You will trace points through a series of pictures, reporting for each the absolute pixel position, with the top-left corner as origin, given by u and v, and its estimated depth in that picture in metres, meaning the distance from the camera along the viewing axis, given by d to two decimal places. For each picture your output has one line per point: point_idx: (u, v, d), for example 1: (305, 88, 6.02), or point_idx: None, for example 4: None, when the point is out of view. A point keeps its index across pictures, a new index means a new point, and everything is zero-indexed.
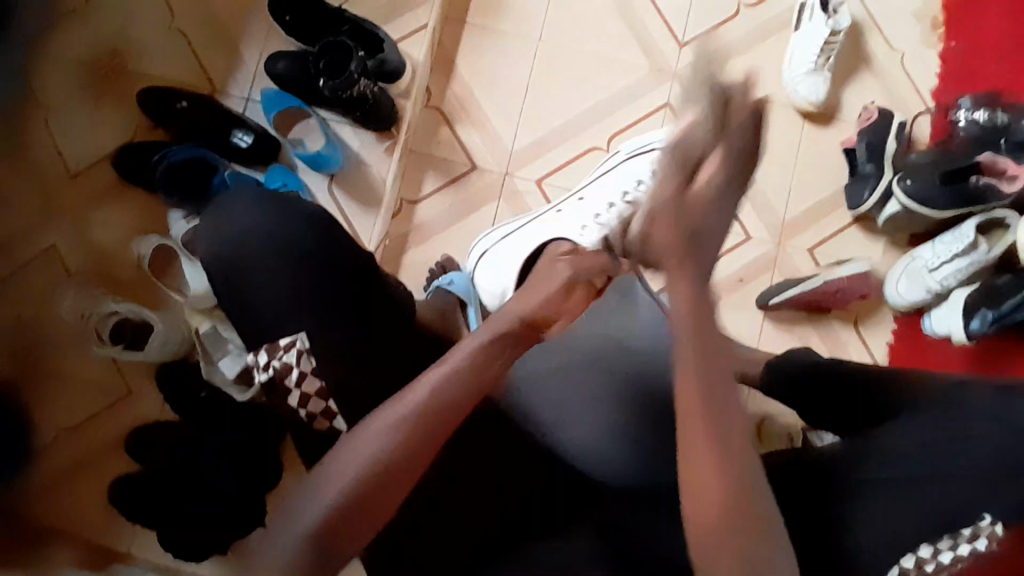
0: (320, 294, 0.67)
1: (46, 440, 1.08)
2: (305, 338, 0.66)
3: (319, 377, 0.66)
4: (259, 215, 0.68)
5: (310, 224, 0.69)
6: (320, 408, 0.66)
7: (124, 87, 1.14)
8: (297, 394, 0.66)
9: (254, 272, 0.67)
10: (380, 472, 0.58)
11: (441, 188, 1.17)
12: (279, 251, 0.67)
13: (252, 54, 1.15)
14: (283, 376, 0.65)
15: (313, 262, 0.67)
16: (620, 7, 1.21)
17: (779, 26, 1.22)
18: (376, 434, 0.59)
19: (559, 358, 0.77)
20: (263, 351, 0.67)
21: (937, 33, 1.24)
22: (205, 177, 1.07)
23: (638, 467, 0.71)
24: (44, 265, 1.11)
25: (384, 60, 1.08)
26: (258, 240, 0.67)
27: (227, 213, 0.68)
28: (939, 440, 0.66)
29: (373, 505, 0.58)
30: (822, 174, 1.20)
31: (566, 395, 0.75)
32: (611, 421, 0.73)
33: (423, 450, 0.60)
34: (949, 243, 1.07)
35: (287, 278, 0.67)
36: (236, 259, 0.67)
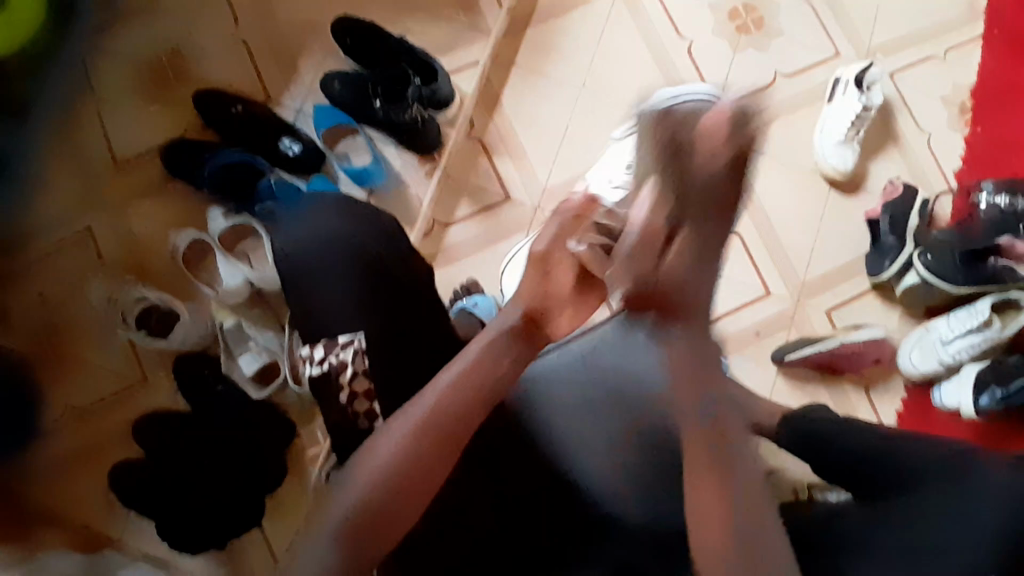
0: (375, 297, 0.69)
1: (54, 415, 1.09)
2: (362, 337, 0.68)
3: (370, 378, 0.68)
4: (335, 217, 0.72)
5: (378, 230, 0.72)
6: (365, 407, 0.68)
7: (182, 86, 1.19)
8: (347, 391, 0.68)
9: (318, 268, 0.70)
10: (398, 479, 0.58)
11: (474, 215, 1.20)
12: (337, 255, 0.70)
13: (309, 70, 1.21)
14: (339, 373, 0.67)
15: (375, 265, 0.70)
16: (662, 63, 1.27)
17: (812, 97, 1.28)
18: (393, 440, 0.60)
19: (575, 385, 0.77)
20: (319, 345, 0.68)
21: (964, 117, 1.29)
22: (250, 180, 1.10)
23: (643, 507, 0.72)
24: (79, 247, 1.14)
25: (436, 90, 1.13)
26: (319, 241, 0.71)
27: (298, 214, 0.73)
28: (940, 507, 0.65)
29: (390, 516, 0.58)
30: (844, 240, 1.23)
31: (582, 422, 0.75)
32: (624, 454, 0.73)
33: (440, 458, 0.60)
34: (964, 318, 1.09)
35: (342, 280, 0.69)
36: (303, 253, 0.71)
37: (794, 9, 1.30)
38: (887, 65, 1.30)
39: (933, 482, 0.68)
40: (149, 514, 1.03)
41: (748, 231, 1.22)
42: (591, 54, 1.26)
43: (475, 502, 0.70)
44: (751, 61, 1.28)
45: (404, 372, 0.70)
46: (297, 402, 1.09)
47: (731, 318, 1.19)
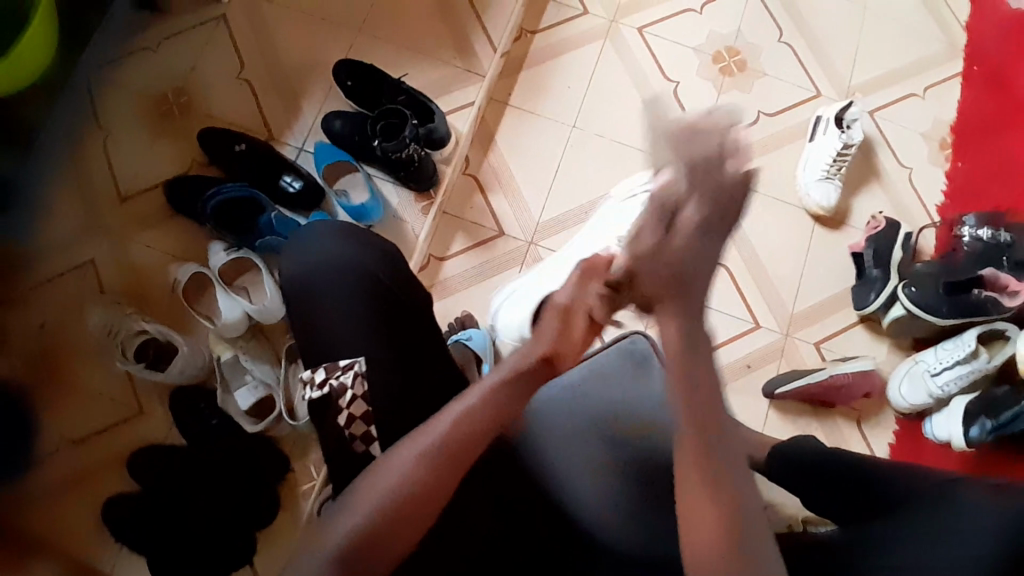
0: (374, 324, 0.71)
1: (47, 447, 1.09)
2: (363, 362, 0.70)
3: (368, 402, 0.69)
4: (342, 245, 0.74)
5: (384, 259, 0.75)
6: (362, 431, 0.68)
7: (187, 125, 1.23)
8: (345, 414, 0.68)
9: (316, 301, 0.72)
10: (404, 504, 0.58)
11: (468, 249, 1.23)
12: (337, 290, 0.72)
13: (311, 110, 1.25)
14: (339, 395, 0.68)
15: (378, 293, 0.72)
16: (651, 103, 1.32)
17: (796, 135, 1.33)
18: (402, 464, 0.60)
19: (565, 417, 0.77)
20: (320, 369, 0.70)
21: (945, 153, 1.34)
22: (251, 215, 1.14)
23: (637, 538, 0.72)
24: (81, 280, 1.16)
25: (433, 128, 1.17)
26: (319, 274, 0.73)
27: (298, 246, 0.75)
28: (922, 529, 0.65)
29: (393, 535, 0.58)
30: (831, 273, 1.26)
31: (578, 455, 0.76)
32: (620, 485, 0.74)
33: (443, 489, 0.60)
34: (951, 349, 1.11)
35: (338, 312, 0.72)
36: (301, 287, 0.73)
37: (776, 53, 1.36)
38: (867, 103, 1.35)
39: (919, 505, 0.68)
40: (140, 548, 1.02)
41: (735, 263, 1.25)
42: (583, 94, 1.32)
43: (464, 532, 0.70)
44: (736, 100, 1.34)
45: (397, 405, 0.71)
46: (292, 434, 1.10)
47: (721, 349, 1.21)
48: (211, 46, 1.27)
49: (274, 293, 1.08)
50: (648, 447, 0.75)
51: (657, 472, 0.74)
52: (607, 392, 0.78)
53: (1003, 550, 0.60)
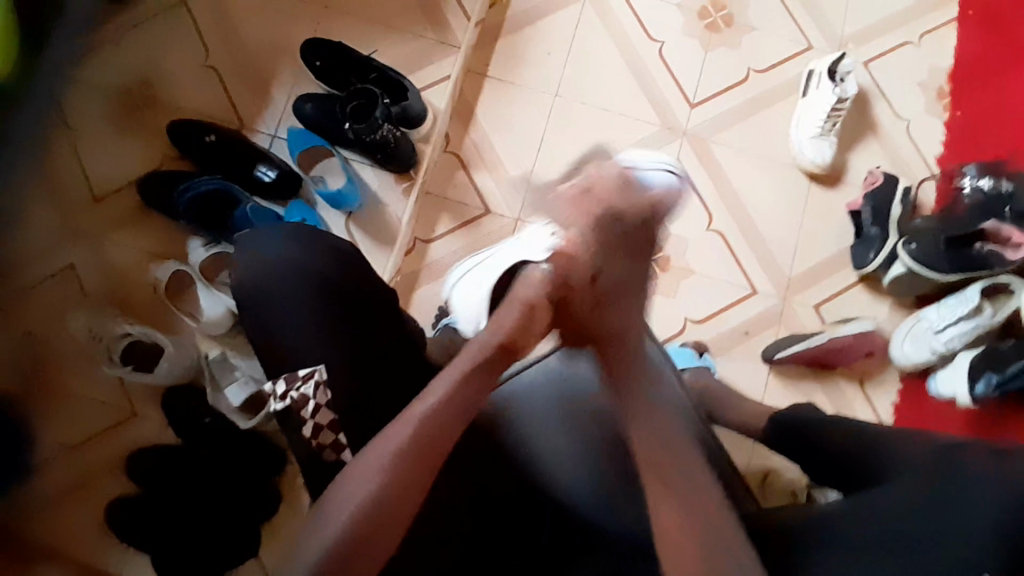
0: (339, 325, 0.69)
1: (43, 455, 1.08)
2: (324, 370, 0.68)
3: (333, 411, 0.68)
4: (293, 243, 0.71)
5: (332, 253, 0.71)
6: (330, 440, 0.68)
7: (154, 118, 1.19)
8: (311, 424, 0.68)
9: (283, 298, 0.69)
10: (384, 504, 0.56)
11: (454, 229, 1.20)
12: (308, 283, 0.69)
13: (281, 95, 1.21)
14: (300, 407, 0.67)
15: (334, 292, 0.69)
16: (636, 66, 1.27)
17: (787, 91, 1.28)
18: (375, 464, 0.57)
19: (553, 400, 0.76)
20: (280, 380, 0.68)
21: (942, 102, 1.29)
22: (228, 210, 1.10)
23: (632, 518, 0.71)
24: (61, 284, 1.13)
25: (407, 107, 1.14)
26: (286, 269, 0.69)
27: (260, 242, 0.71)
28: (927, 497, 0.63)
29: (376, 535, 0.55)
30: (828, 233, 1.22)
31: (559, 439, 0.75)
32: (602, 467, 0.73)
33: (420, 483, 0.58)
34: (954, 306, 1.09)
35: (310, 305, 0.68)
36: (268, 282, 0.69)
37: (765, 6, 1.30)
38: (860, 55, 1.30)
39: (924, 468, 0.65)
40: (144, 549, 1.02)
41: (730, 228, 1.21)
42: (564, 62, 1.26)
43: (461, 524, 0.69)
44: (724, 59, 1.28)
45: (379, 397, 0.70)
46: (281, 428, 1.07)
47: (718, 317, 1.18)
48: (173, 33, 1.22)
49: None
50: None
51: None
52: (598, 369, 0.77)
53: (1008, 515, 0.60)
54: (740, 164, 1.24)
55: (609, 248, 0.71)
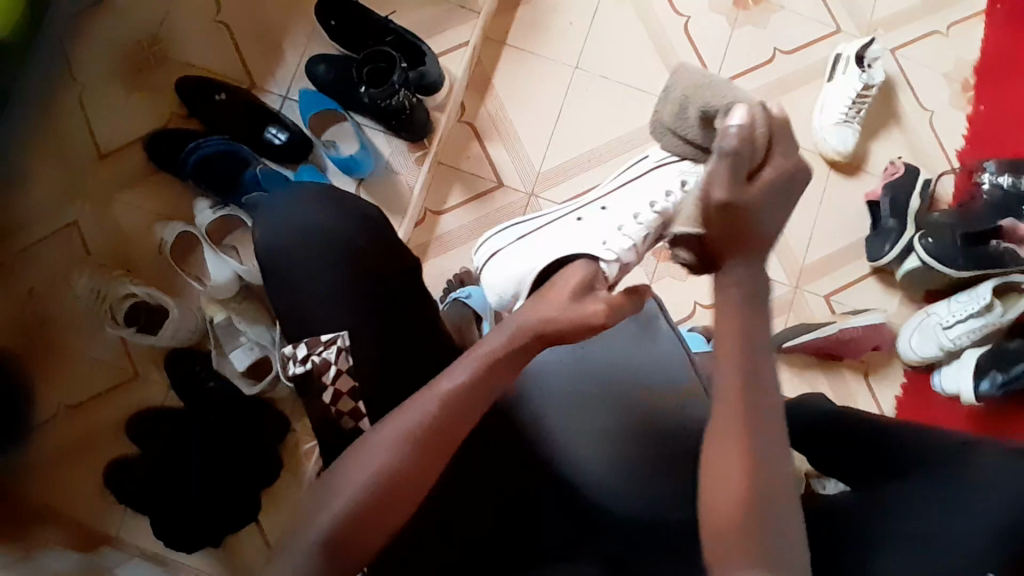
0: (361, 293, 0.68)
1: (44, 412, 1.08)
2: (346, 336, 0.68)
3: (353, 377, 0.67)
4: (319, 214, 0.70)
5: (362, 223, 0.71)
6: (349, 407, 0.67)
7: (161, 73, 1.15)
8: (330, 390, 0.67)
9: (303, 269, 0.69)
10: (390, 486, 0.56)
11: (466, 202, 1.17)
12: (327, 255, 0.68)
13: (293, 55, 1.17)
14: (321, 371, 0.66)
15: (358, 262, 0.69)
16: (659, 41, 1.23)
17: (812, 75, 1.24)
18: (386, 445, 0.56)
19: (568, 381, 0.75)
20: (303, 344, 0.68)
21: (967, 96, 1.26)
22: (236, 170, 1.08)
23: (643, 503, 0.70)
24: (63, 241, 1.11)
25: (424, 73, 1.10)
26: (307, 239, 0.69)
27: (284, 210, 0.71)
28: (937, 495, 0.64)
29: (382, 513, 0.55)
30: (844, 223, 1.21)
31: (573, 420, 0.73)
32: (618, 451, 0.72)
33: (429, 469, 0.57)
34: (965, 303, 1.08)
35: (328, 275, 0.68)
36: (288, 250, 0.69)
37: None
38: (889, 41, 1.26)
39: (936, 465, 0.67)
40: (146, 509, 1.03)
41: None
42: (585, 34, 1.22)
43: (469, 499, 0.69)
44: (749, 39, 1.25)
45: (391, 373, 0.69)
46: (289, 395, 1.08)
47: None
48: None
49: None
50: (659, 412, 0.73)
51: (666, 434, 0.72)
52: (613, 354, 0.76)
53: (1014, 510, 0.61)
54: None
55: (776, 191, 0.58)
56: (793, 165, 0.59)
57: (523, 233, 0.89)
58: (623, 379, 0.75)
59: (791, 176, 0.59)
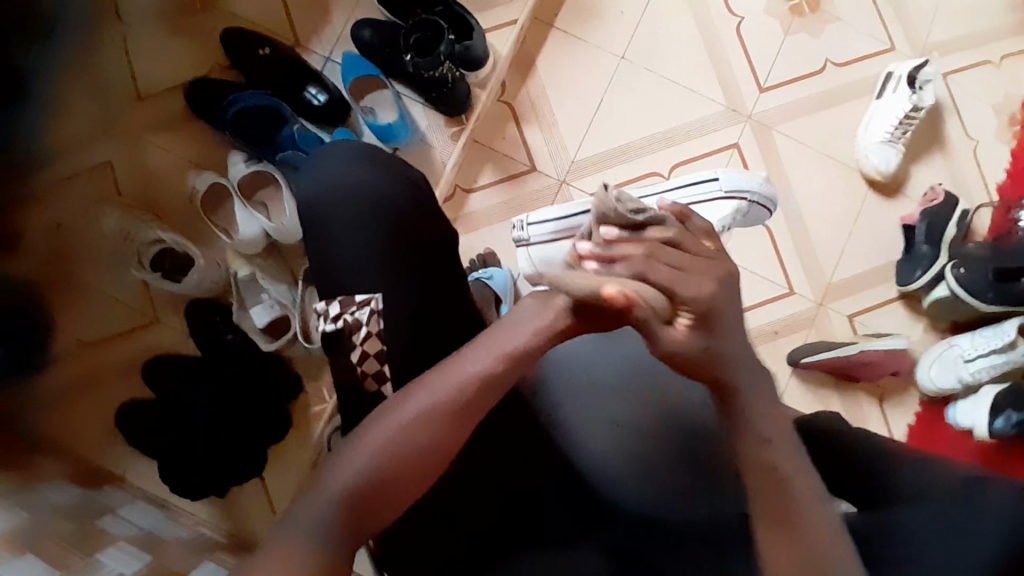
0: (399, 264, 0.69)
1: (63, 347, 1.09)
2: (380, 299, 0.68)
3: (383, 340, 0.67)
4: (363, 172, 0.73)
5: (408, 194, 0.72)
6: (374, 369, 0.66)
7: (209, 22, 1.15)
8: (358, 350, 0.67)
9: (343, 227, 0.71)
10: (410, 457, 0.56)
11: (497, 183, 1.17)
12: (367, 215, 0.70)
13: (340, 16, 1.16)
14: (352, 331, 0.67)
15: (400, 233, 0.70)
16: (708, 41, 1.21)
17: (860, 91, 1.22)
18: (407, 417, 0.57)
19: (585, 374, 0.75)
20: (336, 302, 0.69)
21: (1014, 129, 1.23)
22: (274, 126, 1.08)
23: (655, 498, 0.69)
24: (97, 180, 1.12)
25: (471, 47, 1.07)
26: (349, 196, 0.71)
27: (329, 168, 0.74)
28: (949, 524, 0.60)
29: (397, 482, 0.55)
30: (876, 244, 1.19)
31: (587, 413, 0.74)
32: (631, 446, 0.72)
33: (448, 445, 0.58)
34: (989, 337, 1.08)
35: (368, 235, 0.70)
36: (329, 208, 0.72)
37: None
38: (942, 64, 1.23)
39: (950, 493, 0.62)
40: (154, 453, 1.04)
41: (778, 225, 1.18)
42: (635, 25, 1.20)
43: (479, 479, 0.69)
44: (801, 47, 1.22)
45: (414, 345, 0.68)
46: (305, 356, 1.09)
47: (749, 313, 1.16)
48: None
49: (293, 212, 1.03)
50: (674, 411, 0.73)
51: (680, 433, 0.72)
52: (631, 352, 0.76)
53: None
54: (799, 160, 1.20)
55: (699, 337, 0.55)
56: (711, 292, 0.55)
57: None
58: (640, 377, 0.75)
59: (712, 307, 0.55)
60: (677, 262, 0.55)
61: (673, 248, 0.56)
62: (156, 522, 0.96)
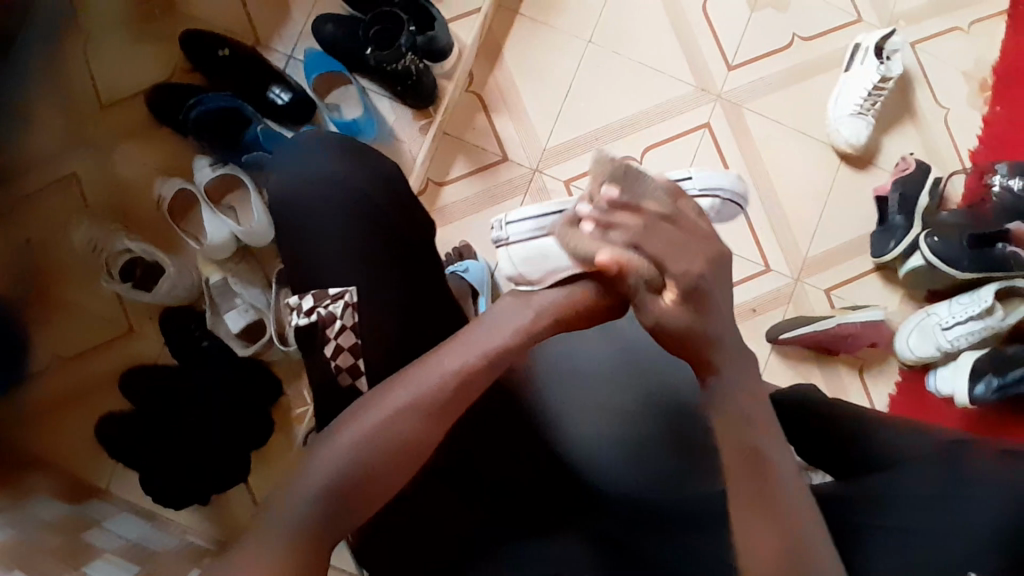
0: (374, 256, 0.69)
1: (40, 363, 1.08)
2: (354, 292, 0.68)
3: (357, 335, 0.67)
4: (341, 162, 0.71)
5: (382, 183, 0.71)
6: (348, 363, 0.66)
7: (168, 26, 1.13)
8: (332, 344, 0.67)
9: (320, 218, 0.69)
10: (391, 450, 0.55)
11: (469, 174, 1.16)
12: (345, 205, 0.69)
13: (301, 13, 1.14)
14: (326, 325, 0.67)
15: (375, 224, 0.69)
16: (676, 21, 1.20)
17: (829, 65, 1.22)
18: (391, 411, 0.56)
19: (571, 369, 0.76)
20: (309, 296, 0.68)
21: (985, 95, 1.23)
22: (237, 129, 1.06)
23: (652, 481, 0.70)
24: (62, 193, 1.10)
25: (433, 37, 1.06)
26: (328, 186, 0.70)
27: (306, 158, 0.72)
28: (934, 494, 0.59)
29: (377, 478, 0.54)
30: (851, 217, 1.19)
31: (578, 406, 0.74)
32: (625, 433, 0.73)
33: (430, 437, 0.56)
34: (966, 304, 1.08)
35: (345, 225, 0.69)
36: (307, 199, 0.70)
37: None
38: (910, 33, 1.23)
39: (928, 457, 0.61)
40: (136, 465, 1.03)
41: (753, 203, 1.18)
42: (601, 9, 1.19)
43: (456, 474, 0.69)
44: (768, 22, 1.21)
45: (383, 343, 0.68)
46: (284, 359, 1.09)
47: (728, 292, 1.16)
48: None
49: (263, 216, 1.02)
50: (661, 395, 0.75)
51: (671, 415, 0.74)
52: (610, 345, 0.78)
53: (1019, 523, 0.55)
54: (771, 137, 1.19)
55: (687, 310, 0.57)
56: (697, 268, 0.57)
57: (569, 221, 0.67)
58: (623, 368, 0.77)
59: (699, 284, 0.57)
60: (674, 237, 0.57)
61: (682, 223, 0.58)
62: (142, 533, 0.95)
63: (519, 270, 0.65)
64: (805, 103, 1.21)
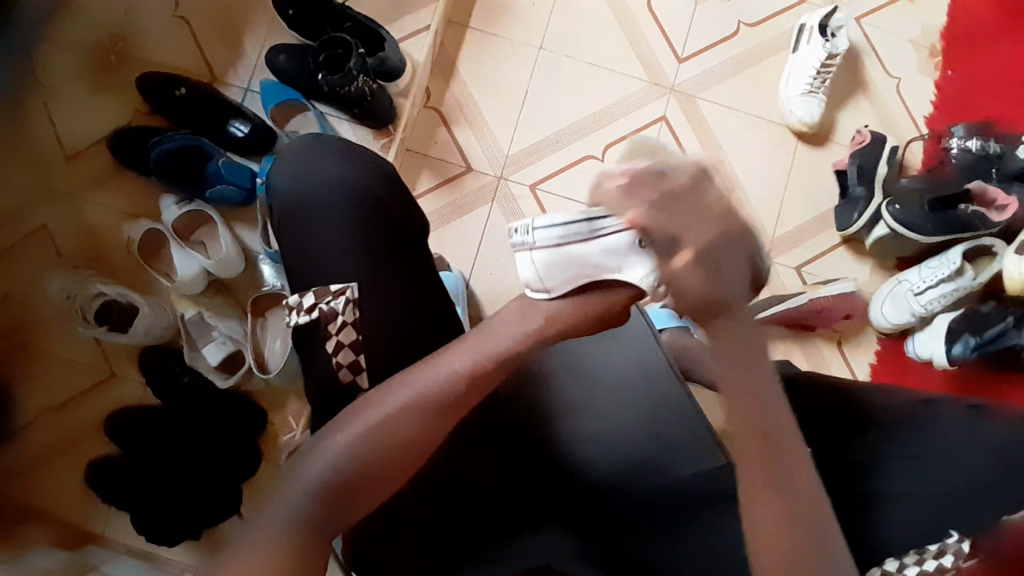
0: (373, 257, 0.70)
1: (25, 415, 1.08)
2: (355, 288, 0.68)
3: (357, 330, 0.67)
4: (345, 165, 0.73)
5: (385, 181, 0.73)
6: (348, 360, 0.66)
7: (124, 71, 1.14)
8: (333, 340, 0.67)
9: (323, 219, 0.70)
10: (392, 450, 0.55)
11: (437, 187, 1.17)
12: (348, 205, 0.71)
13: (253, 47, 1.16)
14: (328, 320, 0.67)
15: (376, 221, 0.71)
16: (623, 19, 1.23)
17: (778, 48, 1.24)
18: (393, 413, 0.56)
19: (568, 376, 0.71)
20: (309, 294, 0.68)
21: (934, 61, 1.25)
22: (198, 165, 1.07)
23: (655, 488, 0.68)
24: (34, 245, 1.11)
25: (384, 59, 1.09)
26: (331, 189, 0.71)
27: (310, 161, 0.73)
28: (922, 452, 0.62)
29: (376, 472, 0.54)
30: (814, 193, 1.21)
31: (579, 414, 0.70)
32: (629, 443, 0.69)
33: (431, 437, 0.57)
34: (936, 268, 1.09)
35: (350, 225, 0.70)
36: (311, 201, 0.71)
37: None
38: (853, 9, 1.26)
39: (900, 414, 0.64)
40: (127, 508, 1.02)
41: None
42: (549, 15, 1.22)
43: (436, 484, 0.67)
44: (713, 13, 1.24)
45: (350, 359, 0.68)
46: (267, 388, 1.09)
47: None
48: None
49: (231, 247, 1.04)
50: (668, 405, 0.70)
51: (679, 426, 0.69)
52: (611, 351, 0.72)
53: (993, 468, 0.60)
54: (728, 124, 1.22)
55: None
56: None
57: (595, 226, 0.60)
58: (630, 376, 0.71)
59: None
60: None
61: None
62: None
63: (539, 279, 0.62)
64: (757, 88, 1.23)
